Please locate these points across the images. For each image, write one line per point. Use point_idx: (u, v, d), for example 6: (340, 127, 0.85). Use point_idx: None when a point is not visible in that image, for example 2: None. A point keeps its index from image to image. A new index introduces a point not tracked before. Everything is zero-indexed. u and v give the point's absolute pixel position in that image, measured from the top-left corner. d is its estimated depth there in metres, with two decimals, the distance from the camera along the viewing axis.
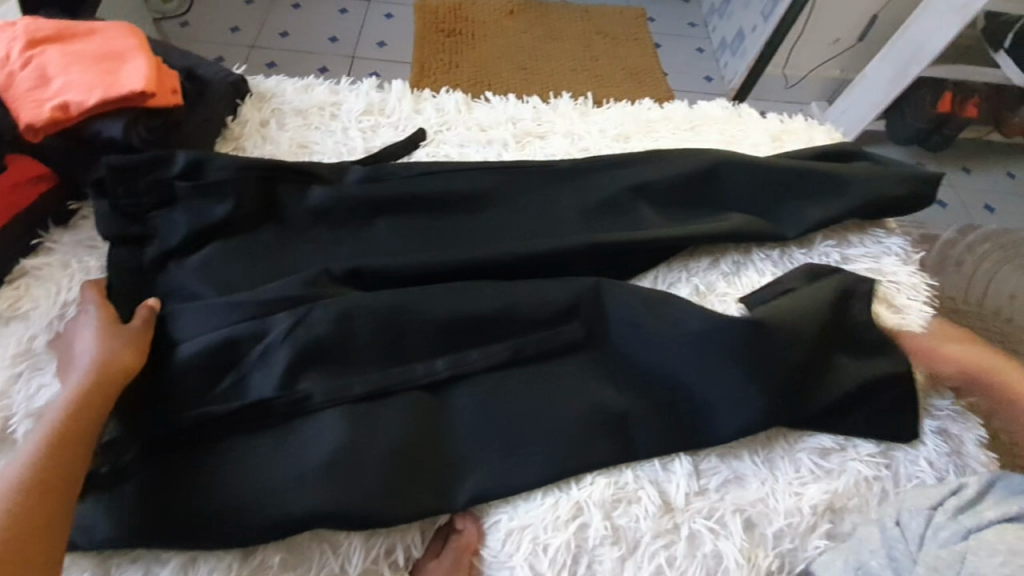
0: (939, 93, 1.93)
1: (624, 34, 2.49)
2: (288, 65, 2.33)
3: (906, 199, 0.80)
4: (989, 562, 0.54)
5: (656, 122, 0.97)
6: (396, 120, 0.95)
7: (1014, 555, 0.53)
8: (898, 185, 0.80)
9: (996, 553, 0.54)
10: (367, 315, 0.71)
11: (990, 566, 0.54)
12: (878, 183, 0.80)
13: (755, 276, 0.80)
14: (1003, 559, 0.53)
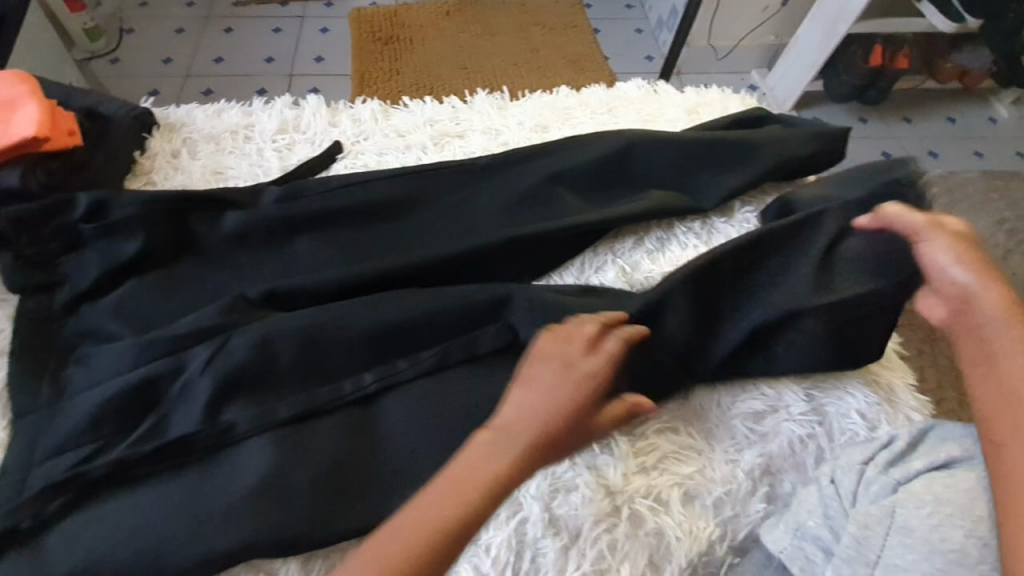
0: (870, 48, 1.97)
1: (561, 23, 2.49)
2: (226, 89, 2.28)
3: (816, 157, 0.82)
4: (915, 514, 0.53)
5: (574, 108, 0.97)
6: (312, 135, 0.94)
7: (941, 504, 0.53)
8: (807, 144, 0.81)
9: (925, 504, 0.53)
10: (288, 338, 0.70)
11: (917, 518, 0.53)
12: (787, 145, 0.82)
13: (678, 250, 0.81)
14: (931, 509, 0.53)
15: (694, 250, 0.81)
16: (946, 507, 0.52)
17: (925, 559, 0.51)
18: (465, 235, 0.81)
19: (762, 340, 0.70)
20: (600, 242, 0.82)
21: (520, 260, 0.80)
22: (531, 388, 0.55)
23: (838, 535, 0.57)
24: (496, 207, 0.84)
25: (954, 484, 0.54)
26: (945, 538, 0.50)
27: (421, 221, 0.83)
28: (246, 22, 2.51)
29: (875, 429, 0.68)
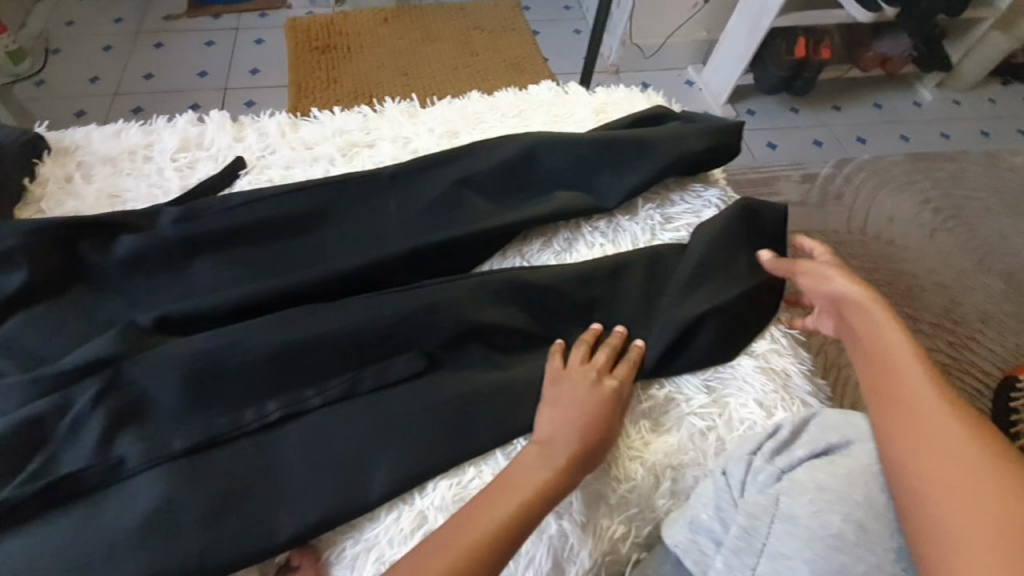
0: (793, 40, 2.03)
1: (499, 26, 2.45)
2: (158, 106, 2.17)
3: (713, 153, 0.85)
4: (799, 502, 0.53)
5: (484, 113, 0.98)
6: (215, 152, 0.92)
7: (821, 491, 0.53)
8: (704, 139, 0.84)
9: (806, 492, 0.54)
10: (179, 368, 0.66)
11: (800, 506, 0.53)
12: (685, 140, 0.84)
13: (584, 250, 0.82)
14: (810, 497, 0.53)
15: (600, 249, 0.82)
16: (827, 494, 0.52)
17: (807, 547, 0.51)
18: (372, 246, 0.80)
19: (658, 334, 0.73)
20: (508, 245, 0.82)
21: (428, 268, 0.80)
22: (554, 417, 0.64)
23: (727, 526, 0.57)
24: (403, 216, 0.83)
25: (835, 471, 0.54)
26: (825, 525, 0.51)
27: (328, 235, 0.82)
28: (177, 36, 2.39)
29: (771, 415, 0.70)
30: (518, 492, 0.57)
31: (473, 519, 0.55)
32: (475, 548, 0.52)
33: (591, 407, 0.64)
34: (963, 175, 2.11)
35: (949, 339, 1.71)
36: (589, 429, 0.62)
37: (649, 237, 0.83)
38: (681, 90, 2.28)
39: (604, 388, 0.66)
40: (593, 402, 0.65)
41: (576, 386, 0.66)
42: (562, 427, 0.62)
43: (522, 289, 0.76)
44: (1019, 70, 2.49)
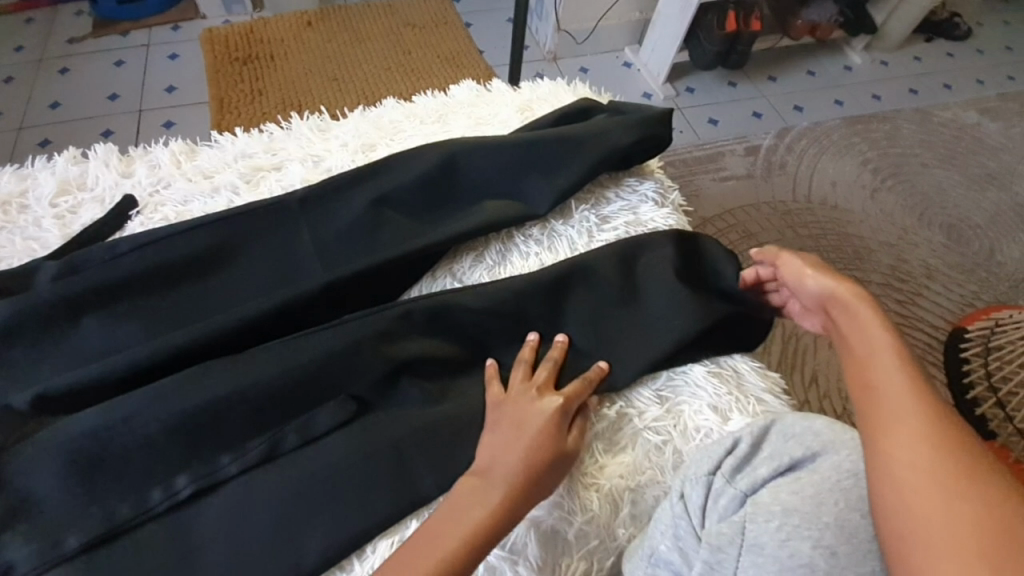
0: (724, 14, 2.02)
1: (430, 21, 2.35)
2: (67, 137, 1.96)
3: (642, 145, 0.81)
4: (765, 529, 0.50)
5: (401, 121, 0.91)
6: (101, 193, 0.82)
7: (788, 515, 0.50)
8: (632, 133, 0.80)
9: (772, 517, 0.50)
10: (69, 452, 0.58)
11: (767, 534, 0.50)
12: (611, 135, 0.79)
13: (519, 262, 0.77)
14: (777, 523, 0.50)
15: (535, 259, 0.77)
16: (793, 518, 0.49)
17: None
18: (286, 283, 0.73)
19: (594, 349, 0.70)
20: (438, 263, 0.76)
21: (349, 299, 0.73)
22: (494, 447, 0.58)
23: (689, 560, 0.54)
24: (318, 245, 0.76)
25: (801, 490, 0.51)
26: (793, 554, 0.48)
27: (237, 275, 0.74)
28: (83, 58, 2.17)
29: (726, 420, 0.66)
30: (451, 540, 0.51)
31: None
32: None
33: (534, 432, 0.58)
34: (897, 133, 2.16)
35: (899, 297, 1.73)
36: (530, 462, 0.56)
37: (587, 241, 0.78)
38: (621, 73, 2.24)
39: (550, 409, 0.60)
40: (535, 427, 0.59)
41: (517, 408, 0.61)
42: (501, 460, 0.57)
43: (456, 311, 0.70)
44: (939, 26, 2.56)
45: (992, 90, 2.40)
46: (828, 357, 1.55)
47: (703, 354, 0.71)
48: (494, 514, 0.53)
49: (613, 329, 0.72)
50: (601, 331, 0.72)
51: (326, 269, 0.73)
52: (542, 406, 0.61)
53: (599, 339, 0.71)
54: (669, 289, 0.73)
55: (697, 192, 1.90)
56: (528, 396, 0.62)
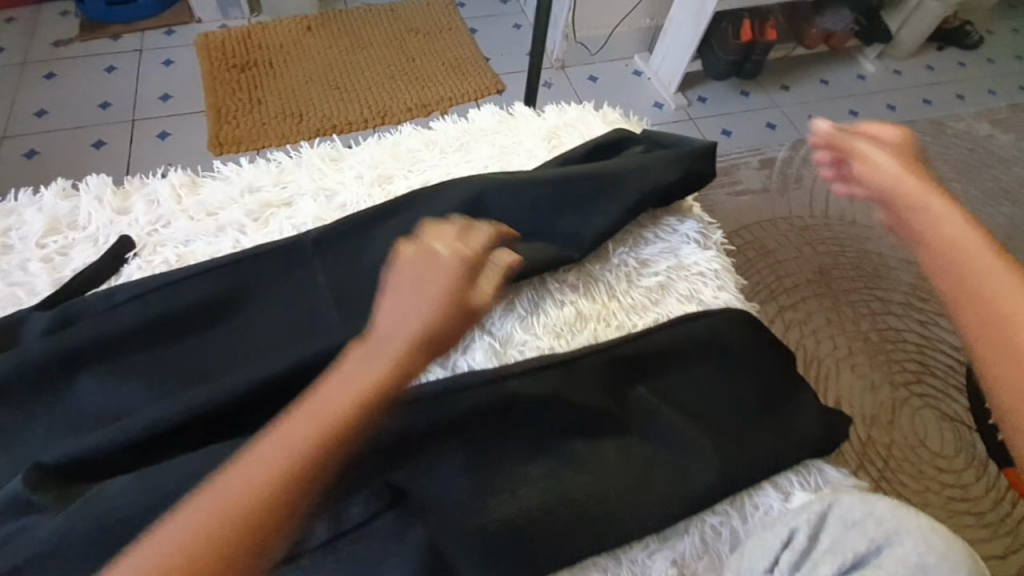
0: (738, 23, 1.96)
1: (435, 27, 2.28)
2: (56, 149, 1.87)
3: (682, 183, 0.75)
4: None
5: (420, 150, 0.85)
6: (94, 231, 0.75)
7: None
8: (672, 169, 0.74)
9: None
10: (61, 550, 0.51)
11: None
12: (650, 172, 0.73)
13: (554, 311, 0.70)
14: None
15: (570, 308, 0.71)
16: None
17: None
18: (300, 337, 0.66)
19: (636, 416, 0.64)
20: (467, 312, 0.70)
21: (368, 353, 0.65)
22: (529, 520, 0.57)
23: None
24: (335, 293, 0.69)
25: None
26: None
27: (248, 328, 0.68)
28: (72, 64, 2.08)
29: (789, 498, 0.61)
30: (300, 433, 0.42)
31: (235, 482, 0.41)
32: (228, 528, 0.39)
33: (422, 316, 0.47)
34: (913, 145, 2.11)
35: (920, 319, 1.67)
36: (407, 356, 0.46)
37: (627, 290, 0.72)
38: (632, 81, 2.16)
39: (433, 269, 0.49)
40: (428, 306, 0.47)
41: (415, 270, 0.49)
42: (377, 351, 0.45)
43: (486, 372, 0.65)
44: (950, 36, 2.51)
45: (1005, 100, 2.36)
46: (852, 382, 1.53)
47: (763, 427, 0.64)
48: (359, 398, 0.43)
49: (655, 393, 0.65)
50: (642, 398, 0.65)
51: (343, 320, 0.66)
52: (446, 276, 0.49)
53: (647, 400, 0.65)
54: (718, 350, 0.68)
55: (713, 207, 1.84)
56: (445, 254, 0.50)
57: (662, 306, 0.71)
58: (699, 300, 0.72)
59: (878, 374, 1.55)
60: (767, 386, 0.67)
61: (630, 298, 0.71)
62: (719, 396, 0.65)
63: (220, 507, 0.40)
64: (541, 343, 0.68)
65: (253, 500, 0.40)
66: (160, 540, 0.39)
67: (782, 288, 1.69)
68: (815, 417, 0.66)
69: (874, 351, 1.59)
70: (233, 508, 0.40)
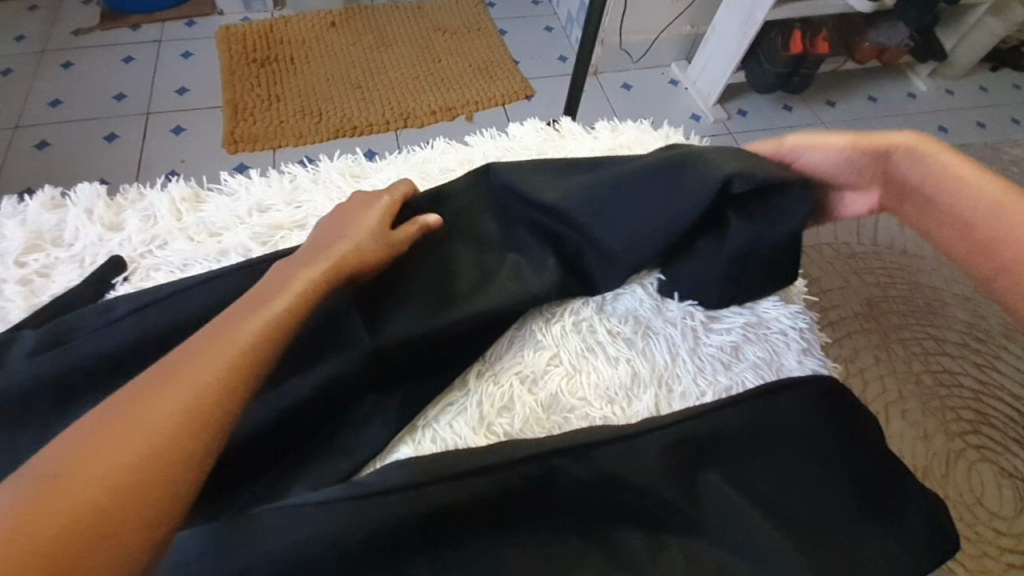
0: (789, 33, 1.82)
1: (463, 26, 2.18)
2: (66, 139, 1.79)
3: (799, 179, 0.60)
4: None
5: (454, 169, 0.74)
6: (80, 250, 0.66)
7: None
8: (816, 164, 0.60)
9: None
10: None
11: None
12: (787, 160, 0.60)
13: (608, 370, 0.59)
14: None
15: (625, 366, 0.60)
16: None
17: None
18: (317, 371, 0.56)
19: (703, 510, 0.53)
20: (496, 356, 0.60)
21: (398, 376, 0.58)
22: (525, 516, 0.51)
23: None
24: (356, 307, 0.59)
25: None
26: None
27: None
28: (90, 53, 2.01)
29: None
30: (193, 382, 0.39)
31: (114, 437, 0.35)
32: (107, 493, 0.33)
33: (321, 272, 0.52)
34: None
35: (977, 361, 1.25)
36: (301, 308, 0.49)
37: (694, 347, 0.61)
38: (667, 91, 2.02)
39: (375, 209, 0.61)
40: (322, 263, 0.53)
41: (321, 234, 0.58)
42: (265, 305, 0.47)
43: (528, 443, 0.54)
44: (1008, 54, 2.23)
45: None
46: (903, 429, 1.14)
47: (859, 533, 0.52)
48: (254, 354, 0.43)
49: (727, 480, 0.54)
50: (710, 486, 0.54)
51: (372, 366, 0.57)
52: (353, 234, 0.58)
53: (719, 489, 0.53)
54: (802, 427, 0.57)
55: None
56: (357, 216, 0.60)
57: (734, 371, 0.60)
58: (777, 368, 0.61)
59: (932, 419, 1.16)
60: (860, 475, 0.56)
61: (697, 359, 0.61)
62: (804, 486, 0.54)
63: (96, 463, 0.34)
64: (591, 407, 0.58)
65: (133, 454, 0.35)
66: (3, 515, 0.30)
67: (825, 321, 1.28)
68: (921, 527, 0.54)
69: (927, 395, 1.19)
70: (114, 466, 0.34)
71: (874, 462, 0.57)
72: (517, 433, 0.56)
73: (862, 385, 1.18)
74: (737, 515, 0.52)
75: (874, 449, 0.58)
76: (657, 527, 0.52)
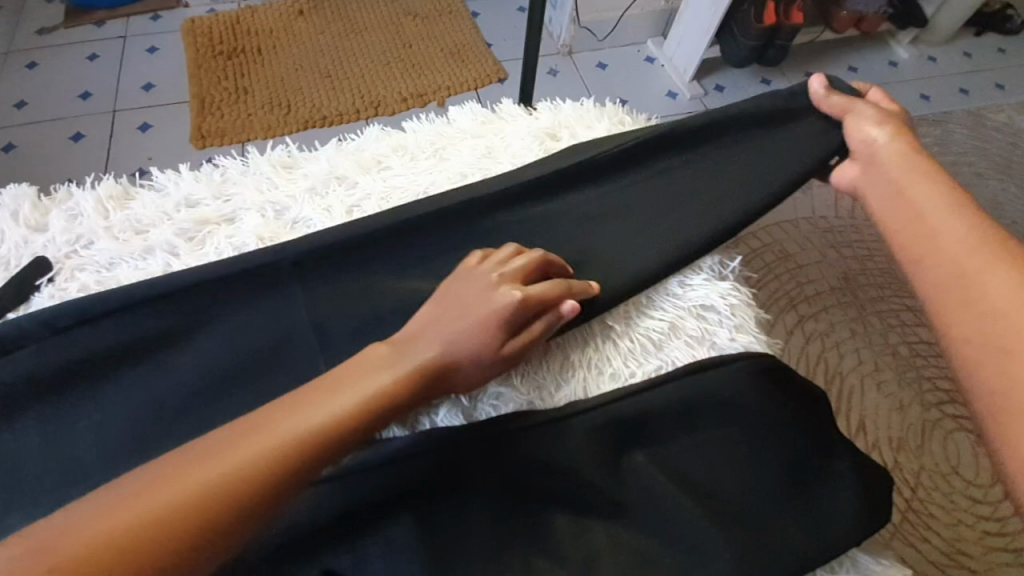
0: (762, 5, 1.75)
1: (434, 10, 2.13)
2: (31, 141, 1.77)
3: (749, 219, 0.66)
4: None
5: (386, 155, 0.74)
6: (5, 253, 0.65)
7: None
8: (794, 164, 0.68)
9: None
10: None
11: None
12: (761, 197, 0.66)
13: (537, 356, 0.59)
14: None
15: (552, 349, 0.59)
16: None
17: None
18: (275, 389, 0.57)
19: (625, 488, 0.53)
20: None
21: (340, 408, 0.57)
22: (443, 505, 0.51)
23: None
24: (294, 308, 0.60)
25: None
26: None
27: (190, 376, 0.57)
28: (52, 52, 1.97)
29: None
30: (291, 425, 0.41)
31: (214, 458, 0.38)
32: (184, 525, 0.36)
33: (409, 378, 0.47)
34: (949, 139, 1.78)
35: None
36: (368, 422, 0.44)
37: (623, 328, 0.60)
38: (641, 68, 1.96)
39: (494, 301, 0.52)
40: (420, 364, 0.48)
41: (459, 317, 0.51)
42: (344, 397, 0.44)
43: (445, 430, 0.53)
44: (991, 18, 2.18)
45: None
46: (878, 401, 1.13)
47: (781, 509, 0.53)
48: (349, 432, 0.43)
49: (650, 459, 0.54)
50: (634, 465, 0.54)
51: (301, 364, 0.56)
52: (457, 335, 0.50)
53: (643, 469, 0.54)
54: (732, 405, 0.56)
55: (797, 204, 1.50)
56: (467, 295, 0.53)
57: (666, 351, 0.60)
58: (710, 344, 0.60)
59: (908, 390, 1.15)
60: (788, 449, 0.55)
61: (627, 340, 0.60)
62: (727, 462, 0.54)
63: (203, 473, 0.37)
64: (517, 396, 0.57)
65: (217, 481, 0.37)
66: (117, 500, 0.36)
67: (802, 296, 1.26)
68: (846, 501, 0.54)
69: (902, 367, 1.18)
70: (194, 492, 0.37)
71: (802, 436, 0.56)
72: (438, 424, 0.55)
73: (833, 359, 1.17)
74: (658, 495, 0.52)
75: (807, 425, 0.57)
76: (579, 510, 0.52)
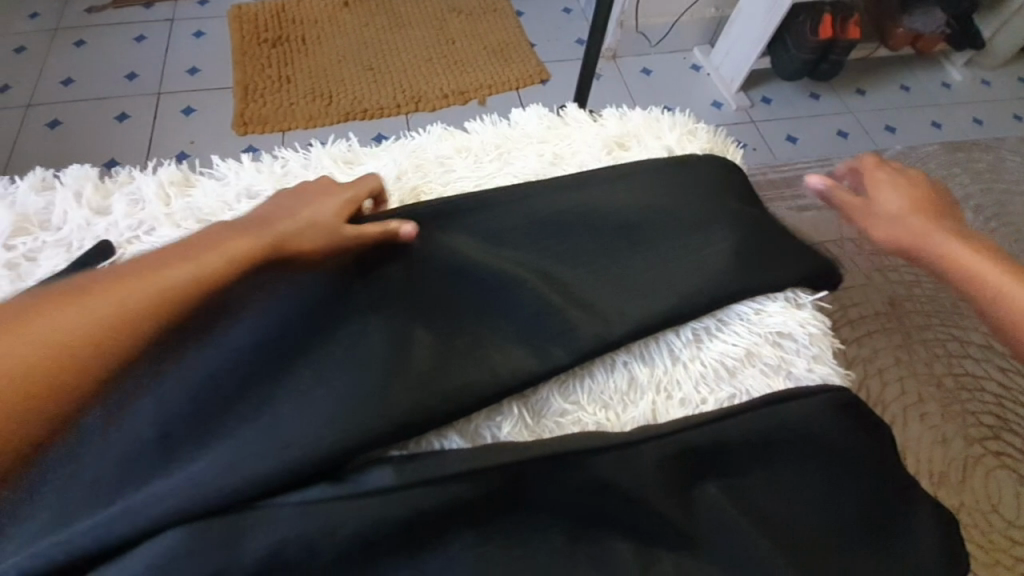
0: (818, 17, 1.69)
1: (479, 7, 2.11)
2: (77, 119, 1.79)
3: None
4: None
5: (450, 157, 0.72)
6: (67, 234, 0.65)
7: None
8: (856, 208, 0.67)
9: None
10: None
11: None
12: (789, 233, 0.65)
13: (604, 375, 0.56)
14: None
15: (622, 369, 0.57)
16: None
17: None
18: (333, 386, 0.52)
19: (701, 521, 0.50)
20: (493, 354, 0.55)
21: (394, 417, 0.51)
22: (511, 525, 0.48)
23: None
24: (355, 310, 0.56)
25: None
26: None
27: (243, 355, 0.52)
28: (101, 31, 2.00)
29: None
30: (139, 287, 0.48)
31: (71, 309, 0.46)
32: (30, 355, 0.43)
33: (250, 243, 0.53)
34: (1005, 165, 1.70)
35: (1003, 365, 1.15)
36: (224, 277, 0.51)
37: (697, 351, 0.58)
38: (687, 76, 1.91)
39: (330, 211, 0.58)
40: (267, 237, 0.54)
41: (276, 202, 0.58)
42: (197, 253, 0.51)
43: (514, 448, 0.50)
44: None
45: None
46: (921, 434, 1.06)
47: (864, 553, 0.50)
48: (199, 284, 0.50)
49: (724, 490, 0.52)
50: (708, 495, 0.51)
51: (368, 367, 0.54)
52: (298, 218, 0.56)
53: (717, 500, 0.51)
54: (809, 437, 0.53)
55: None
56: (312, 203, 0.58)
57: (739, 378, 0.57)
58: (786, 374, 0.58)
59: (954, 424, 1.08)
60: (870, 490, 0.52)
61: (700, 364, 0.57)
62: (807, 498, 0.51)
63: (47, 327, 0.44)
64: (587, 415, 0.55)
65: (63, 337, 0.44)
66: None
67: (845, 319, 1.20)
68: (931, 547, 0.51)
69: (948, 398, 1.10)
70: (41, 343, 0.44)
71: (884, 477, 0.53)
72: (503, 441, 0.52)
73: (876, 389, 1.09)
74: (737, 532, 0.49)
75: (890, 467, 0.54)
76: (652, 540, 0.49)
